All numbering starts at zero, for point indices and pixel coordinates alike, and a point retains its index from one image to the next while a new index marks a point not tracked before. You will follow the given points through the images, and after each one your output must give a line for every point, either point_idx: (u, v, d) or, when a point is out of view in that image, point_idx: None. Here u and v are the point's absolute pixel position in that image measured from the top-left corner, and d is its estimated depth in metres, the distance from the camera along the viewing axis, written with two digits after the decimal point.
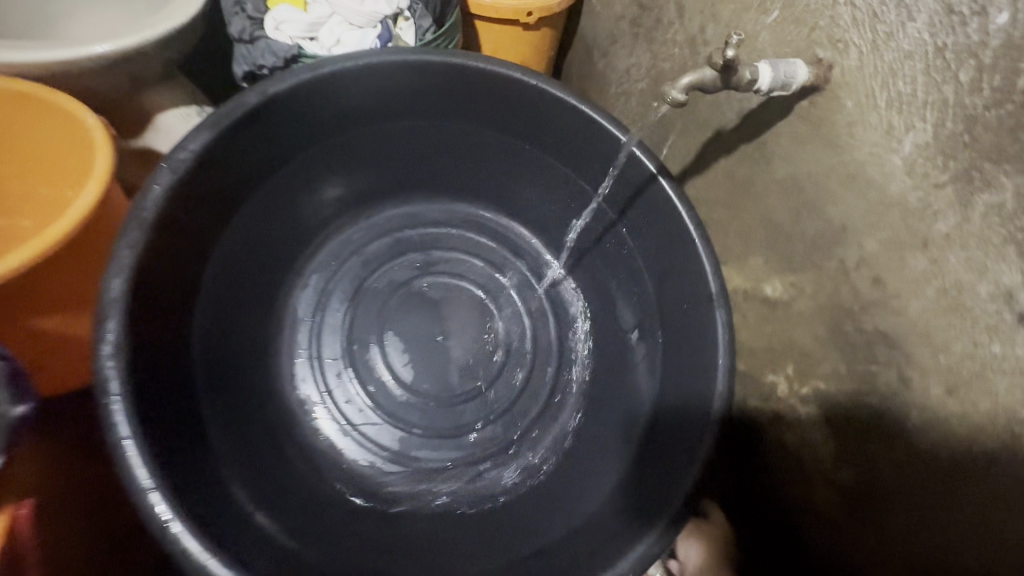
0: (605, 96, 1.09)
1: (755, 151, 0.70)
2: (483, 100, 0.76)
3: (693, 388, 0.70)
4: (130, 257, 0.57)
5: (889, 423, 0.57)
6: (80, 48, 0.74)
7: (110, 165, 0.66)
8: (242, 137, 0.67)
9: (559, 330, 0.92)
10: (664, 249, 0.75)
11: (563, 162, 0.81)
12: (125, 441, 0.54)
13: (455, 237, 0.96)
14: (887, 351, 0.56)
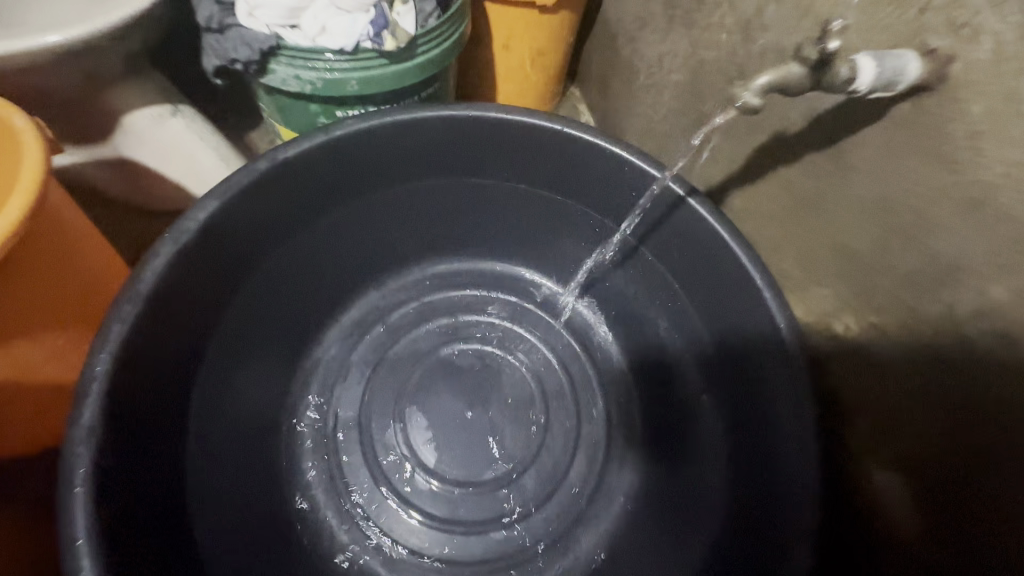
0: (630, 87, 0.96)
1: (828, 163, 0.57)
2: (504, 156, 0.75)
3: (778, 472, 0.61)
4: (121, 331, 0.55)
5: (1003, 544, 0.48)
6: (25, 40, 0.63)
7: (37, 174, 0.54)
8: (256, 200, 0.66)
9: (594, 386, 0.84)
10: (718, 294, 0.68)
11: (587, 202, 0.77)
12: (80, 540, 0.48)
13: (486, 298, 0.89)
14: (1005, 428, 0.46)
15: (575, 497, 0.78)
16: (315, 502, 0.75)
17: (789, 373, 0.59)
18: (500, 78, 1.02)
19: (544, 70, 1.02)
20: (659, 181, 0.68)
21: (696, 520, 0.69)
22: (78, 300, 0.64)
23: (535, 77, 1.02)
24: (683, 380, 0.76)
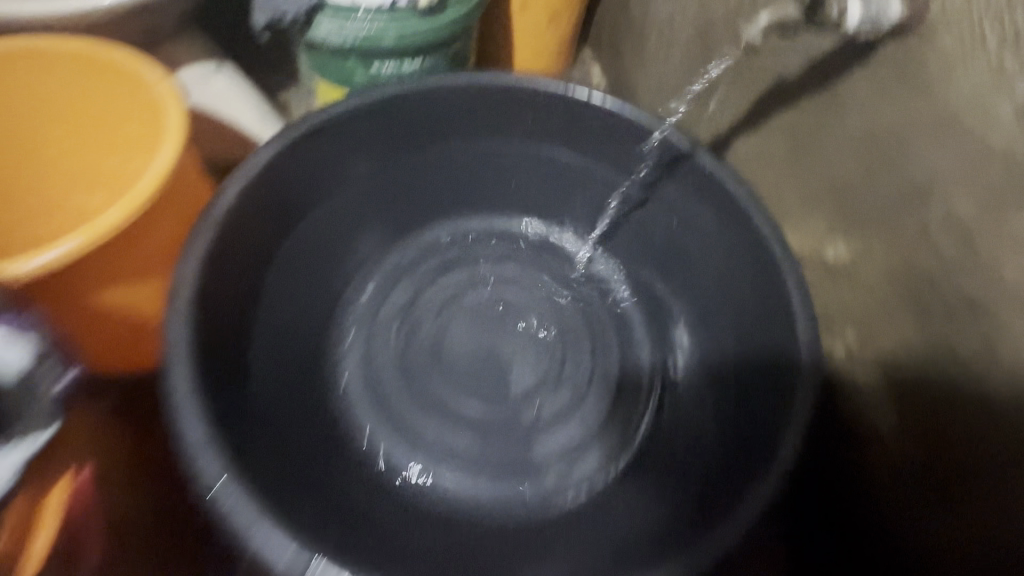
0: (643, 47, 1.01)
1: (824, 104, 0.64)
2: (519, 115, 0.81)
3: (767, 389, 0.66)
4: (203, 246, 0.62)
5: (977, 426, 0.54)
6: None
7: (182, 121, 0.62)
8: (302, 156, 0.73)
9: (612, 328, 0.88)
10: (721, 229, 0.75)
11: (598, 152, 0.82)
12: (179, 407, 0.55)
13: (502, 247, 0.93)
14: (969, 319, 0.52)
15: (588, 428, 0.81)
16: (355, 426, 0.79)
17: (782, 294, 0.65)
18: (517, 39, 1.07)
19: (557, 31, 1.07)
20: (658, 133, 0.76)
21: (693, 434, 0.76)
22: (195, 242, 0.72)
23: (550, 39, 1.07)
24: (697, 318, 0.82)
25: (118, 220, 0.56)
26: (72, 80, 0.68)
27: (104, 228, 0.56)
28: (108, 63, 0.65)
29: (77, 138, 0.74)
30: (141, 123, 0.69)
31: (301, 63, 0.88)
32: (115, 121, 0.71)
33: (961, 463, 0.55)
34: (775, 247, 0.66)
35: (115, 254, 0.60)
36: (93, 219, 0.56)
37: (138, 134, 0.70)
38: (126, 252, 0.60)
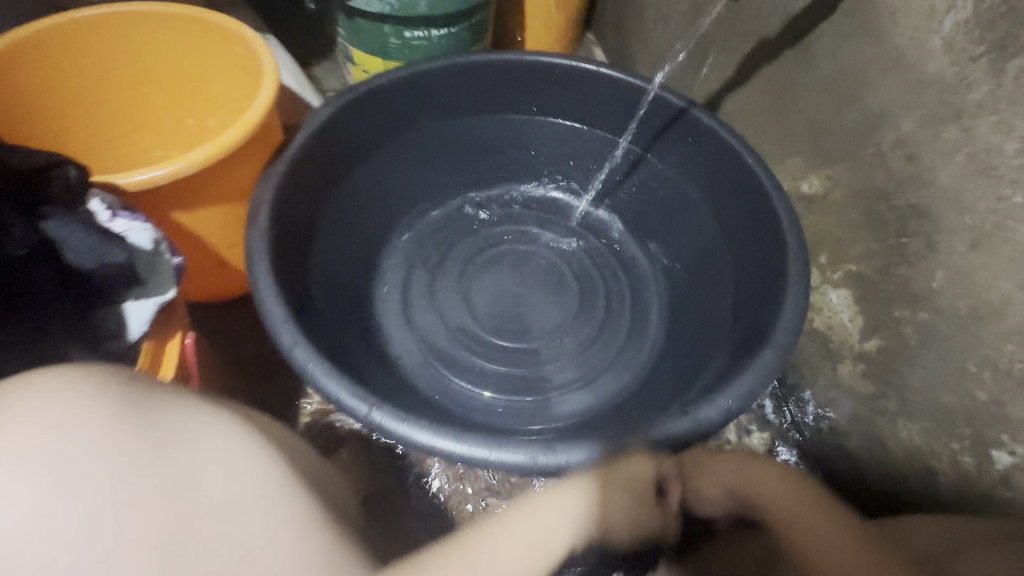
0: (641, 24, 1.12)
1: (798, 55, 0.74)
2: (535, 91, 0.92)
3: (756, 301, 0.74)
4: (278, 173, 0.72)
5: (925, 314, 0.63)
6: None
7: (276, 67, 0.74)
8: (357, 114, 0.82)
9: (621, 277, 0.99)
10: (715, 169, 0.84)
11: (602, 109, 0.92)
12: (267, 298, 0.64)
13: (516, 208, 1.04)
14: (916, 223, 0.63)
15: (603, 359, 0.91)
16: (399, 354, 0.89)
17: (776, 223, 0.73)
18: (526, 18, 1.18)
19: (565, 11, 1.18)
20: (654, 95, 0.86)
21: (685, 353, 0.85)
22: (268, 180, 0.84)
23: (557, 18, 1.18)
24: (690, 257, 0.92)
25: (235, 138, 0.67)
26: (177, 39, 0.83)
27: (224, 144, 0.67)
28: (212, 23, 0.79)
29: (160, 98, 0.90)
30: (224, 80, 0.85)
31: (340, 32, 0.99)
32: (196, 82, 0.88)
33: (908, 351, 0.66)
34: (768, 181, 0.75)
35: (222, 175, 0.71)
36: (215, 138, 0.67)
37: (217, 91, 0.87)
38: (228, 174, 0.72)
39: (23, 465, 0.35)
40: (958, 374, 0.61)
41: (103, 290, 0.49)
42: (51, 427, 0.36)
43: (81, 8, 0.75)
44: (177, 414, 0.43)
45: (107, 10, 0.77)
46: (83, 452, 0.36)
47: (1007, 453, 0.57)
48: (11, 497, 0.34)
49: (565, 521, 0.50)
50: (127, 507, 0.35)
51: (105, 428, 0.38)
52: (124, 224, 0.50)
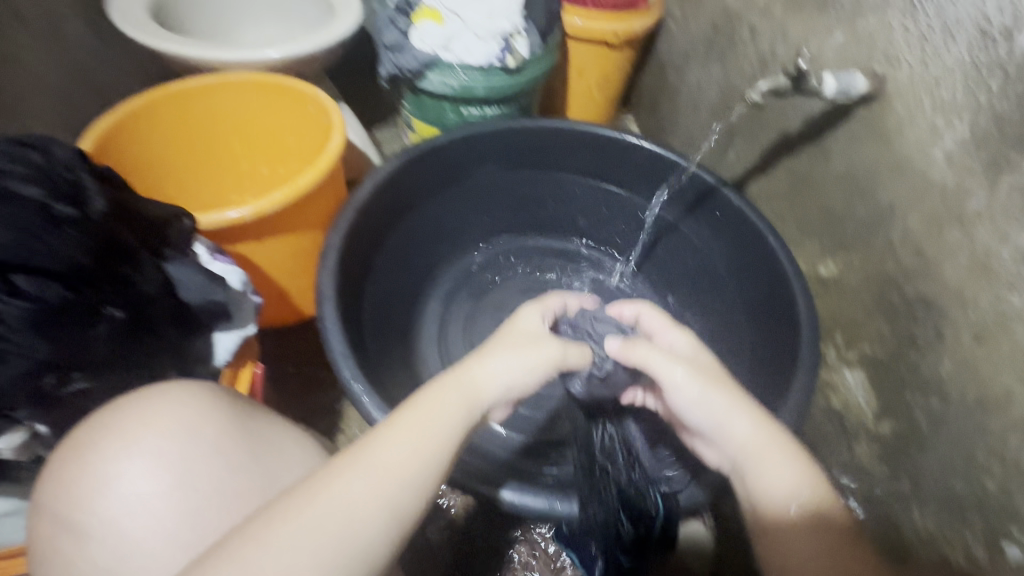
0: (675, 107, 1.22)
1: (816, 150, 0.82)
2: (579, 157, 1.02)
3: (779, 376, 0.77)
4: (345, 222, 0.82)
5: (934, 397, 0.66)
6: (259, 54, 0.93)
7: (343, 123, 0.86)
8: (418, 170, 0.93)
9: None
10: (739, 247, 0.90)
11: (636, 182, 1.01)
12: (331, 332, 0.72)
13: (554, 263, 1.13)
14: (924, 312, 0.67)
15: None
16: None
17: (793, 303, 0.78)
18: (569, 97, 1.30)
19: (605, 92, 1.29)
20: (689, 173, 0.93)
21: None
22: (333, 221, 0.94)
23: (598, 99, 1.30)
24: (711, 324, 0.97)
25: (309, 183, 0.78)
26: (265, 99, 0.96)
27: (298, 188, 0.77)
28: (293, 86, 0.92)
29: (247, 148, 1.04)
30: (303, 134, 0.98)
31: (404, 105, 1.12)
32: (275, 136, 1.02)
33: (919, 434, 0.68)
34: (786, 262, 0.80)
35: (295, 220, 0.82)
36: (292, 183, 0.77)
37: (293, 145, 1.01)
38: (302, 214, 0.83)
39: (160, 456, 0.47)
40: (968, 463, 0.63)
41: (203, 321, 0.58)
42: (182, 433, 0.48)
43: (187, 79, 0.89)
44: (266, 424, 0.54)
45: (206, 79, 0.91)
46: (202, 452, 0.48)
47: (1017, 546, 0.58)
48: (148, 478, 0.46)
49: (481, 380, 0.52)
50: (231, 498, 0.47)
51: (218, 432, 0.49)
52: (221, 263, 0.58)
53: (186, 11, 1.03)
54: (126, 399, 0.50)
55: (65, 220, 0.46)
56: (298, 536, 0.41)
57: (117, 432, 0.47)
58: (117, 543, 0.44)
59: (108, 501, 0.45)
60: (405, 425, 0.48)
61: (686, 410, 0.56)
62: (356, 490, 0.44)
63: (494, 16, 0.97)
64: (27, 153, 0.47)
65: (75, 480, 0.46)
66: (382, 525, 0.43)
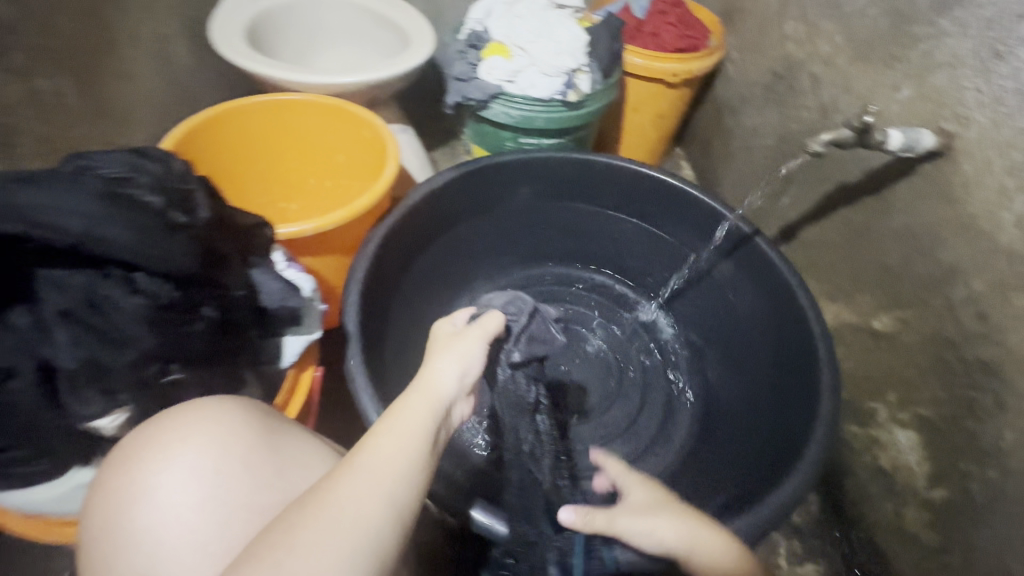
0: (728, 148, 1.23)
1: (876, 203, 0.81)
2: (629, 196, 0.98)
3: (791, 439, 0.74)
4: (385, 232, 0.82)
5: (993, 469, 0.64)
6: (335, 79, 0.99)
7: (396, 151, 0.91)
8: (464, 187, 0.91)
9: (659, 372, 1.01)
10: (770, 298, 0.85)
11: (671, 227, 0.98)
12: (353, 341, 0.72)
13: (583, 297, 1.09)
14: (984, 378, 0.65)
15: (632, 446, 0.93)
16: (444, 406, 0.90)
17: (817, 375, 0.74)
18: (625, 132, 1.32)
19: (659, 128, 1.31)
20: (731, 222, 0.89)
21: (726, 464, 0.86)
22: None
23: (653, 135, 1.32)
24: (731, 368, 0.94)
25: (363, 206, 0.81)
26: (325, 121, 1.03)
27: (354, 208, 0.80)
28: (356, 114, 0.98)
29: (297, 162, 1.10)
30: (360, 156, 1.04)
31: (466, 131, 1.17)
32: (326, 155, 1.09)
33: (975, 507, 0.66)
34: (819, 331, 0.76)
35: (341, 237, 0.85)
36: (350, 203, 0.81)
37: (342, 162, 1.08)
38: (350, 230, 0.85)
39: (195, 470, 0.47)
40: None
41: (277, 324, 0.61)
42: (220, 444, 0.48)
43: (254, 96, 0.97)
44: (295, 440, 0.54)
45: (272, 98, 0.98)
46: (231, 468, 0.48)
47: None
48: (185, 490, 0.46)
49: (439, 379, 0.54)
50: (257, 516, 0.46)
51: (247, 451, 0.49)
52: (294, 271, 0.64)
53: (273, 36, 1.12)
54: (170, 414, 0.50)
55: (189, 223, 0.49)
56: (313, 543, 0.41)
57: (162, 441, 0.48)
58: (154, 551, 0.44)
59: (145, 512, 0.45)
60: (383, 433, 0.48)
61: (631, 532, 0.54)
62: (357, 491, 0.43)
63: (560, 53, 1.00)
64: (150, 165, 0.50)
65: (119, 488, 0.46)
66: (385, 526, 0.43)
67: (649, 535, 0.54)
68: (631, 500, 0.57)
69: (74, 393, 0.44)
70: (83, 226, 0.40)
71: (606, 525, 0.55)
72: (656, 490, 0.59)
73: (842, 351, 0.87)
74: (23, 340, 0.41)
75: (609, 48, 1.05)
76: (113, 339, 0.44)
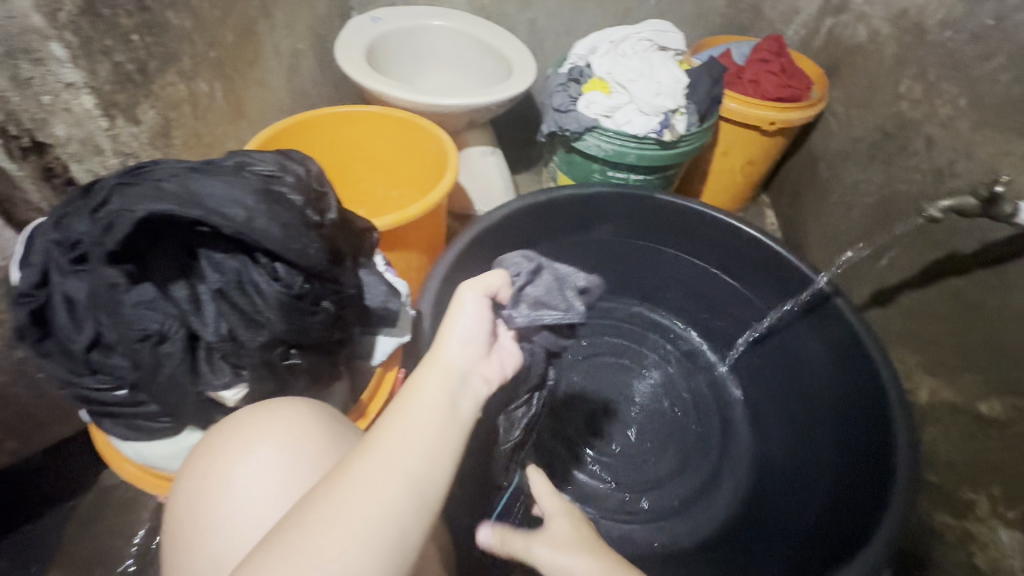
0: (821, 202, 1.19)
1: (994, 278, 0.76)
2: (738, 258, 0.94)
3: (858, 516, 0.69)
4: (478, 231, 0.82)
5: None
6: (431, 100, 1.05)
7: (456, 165, 0.93)
8: (563, 208, 0.91)
9: (714, 432, 0.93)
10: (847, 360, 0.80)
11: (749, 280, 0.95)
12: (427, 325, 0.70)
13: (650, 337, 1.03)
14: None
15: (682, 496, 0.87)
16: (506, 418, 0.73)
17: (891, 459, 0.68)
18: (711, 174, 1.31)
19: (748, 174, 1.29)
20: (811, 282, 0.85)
21: (782, 531, 0.79)
22: (430, 256, 0.96)
23: (740, 180, 1.30)
24: (798, 436, 0.87)
25: (417, 213, 0.81)
26: (398, 133, 1.06)
27: (407, 214, 0.80)
28: (426, 127, 1.02)
29: (367, 173, 1.12)
30: (424, 168, 1.06)
31: (554, 159, 1.20)
32: (394, 166, 1.11)
33: None
34: (896, 405, 0.70)
35: (403, 245, 0.86)
36: (402, 209, 0.81)
37: (408, 172, 1.10)
38: (407, 236, 0.86)
39: (271, 465, 0.48)
40: None
41: (376, 323, 0.65)
42: (291, 441, 0.50)
43: (340, 106, 1.01)
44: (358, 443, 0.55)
45: (355, 109, 1.02)
46: (302, 467, 0.49)
47: None
48: (262, 485, 0.47)
49: (446, 349, 0.46)
50: None
51: (317, 452, 0.50)
52: (393, 275, 0.69)
53: (388, 57, 1.21)
54: (250, 412, 0.52)
55: (321, 221, 0.54)
56: (340, 538, 0.36)
57: (240, 436, 0.50)
58: (231, 536, 0.46)
59: (228, 500, 0.47)
60: (398, 419, 0.42)
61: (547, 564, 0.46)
62: (378, 478, 0.39)
63: (660, 94, 1.01)
64: (293, 166, 0.56)
65: (204, 477, 0.49)
66: (416, 515, 0.39)
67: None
68: (554, 531, 0.49)
69: (210, 362, 0.50)
70: (243, 216, 0.46)
71: (523, 549, 0.48)
72: (585, 527, 0.50)
73: (935, 430, 0.81)
74: (180, 312, 0.47)
75: (709, 92, 1.06)
76: (253, 320, 0.50)
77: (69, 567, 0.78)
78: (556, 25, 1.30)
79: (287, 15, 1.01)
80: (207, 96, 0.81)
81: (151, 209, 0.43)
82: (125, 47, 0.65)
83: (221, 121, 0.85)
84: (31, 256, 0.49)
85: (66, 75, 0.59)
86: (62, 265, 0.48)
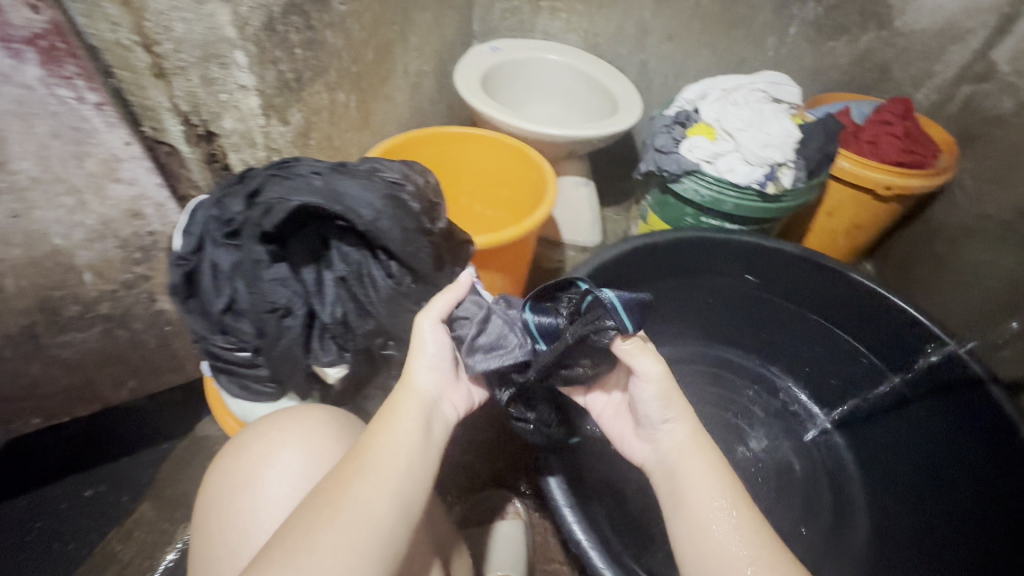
0: (935, 277, 1.10)
1: None
2: (867, 318, 0.89)
3: None
4: (609, 254, 0.83)
5: None
6: (537, 128, 1.10)
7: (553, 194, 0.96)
8: (690, 246, 0.90)
9: (827, 505, 0.85)
10: (996, 454, 0.72)
11: (874, 346, 0.90)
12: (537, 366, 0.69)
13: (750, 386, 0.98)
14: None
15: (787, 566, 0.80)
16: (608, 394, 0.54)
17: None
18: (812, 233, 1.25)
19: (854, 239, 1.22)
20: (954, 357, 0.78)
21: None
22: (516, 278, 1.00)
23: (843, 243, 1.23)
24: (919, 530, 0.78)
25: (510, 236, 0.85)
26: (503, 157, 1.11)
27: (499, 237, 0.84)
28: (530, 156, 1.06)
29: (467, 190, 1.19)
30: (522, 192, 1.11)
31: (647, 198, 1.21)
32: (493, 187, 1.17)
33: None
34: None
35: (493, 263, 0.90)
36: (497, 231, 0.85)
37: (507, 196, 1.16)
38: (498, 256, 0.89)
39: (288, 468, 0.53)
40: None
41: None
42: (309, 449, 0.55)
43: (453, 127, 1.07)
44: None
45: (465, 130, 1.08)
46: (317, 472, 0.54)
47: None
48: (280, 487, 0.52)
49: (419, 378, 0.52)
50: None
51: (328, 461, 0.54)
52: None
53: (501, 84, 1.28)
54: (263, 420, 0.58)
55: (432, 229, 0.59)
56: (333, 540, 0.41)
57: (263, 437, 0.55)
58: (245, 529, 0.50)
59: (251, 498, 0.52)
60: (380, 440, 0.48)
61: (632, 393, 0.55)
62: (367, 491, 0.44)
63: (768, 145, 1.00)
64: (414, 176, 0.61)
65: (232, 471, 0.54)
66: (397, 521, 0.44)
67: (654, 443, 0.53)
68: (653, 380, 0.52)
69: (320, 341, 0.56)
70: (371, 216, 0.51)
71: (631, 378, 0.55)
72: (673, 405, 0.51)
73: None
74: (305, 291, 0.53)
75: (822, 148, 1.02)
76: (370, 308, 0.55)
77: (157, 501, 0.87)
78: (667, 69, 1.32)
79: (419, 39, 1.11)
80: (343, 105, 0.91)
81: (298, 202, 0.50)
82: (289, 58, 0.75)
83: (351, 128, 0.95)
84: (190, 225, 0.57)
85: (242, 79, 0.68)
86: (214, 233, 0.54)
